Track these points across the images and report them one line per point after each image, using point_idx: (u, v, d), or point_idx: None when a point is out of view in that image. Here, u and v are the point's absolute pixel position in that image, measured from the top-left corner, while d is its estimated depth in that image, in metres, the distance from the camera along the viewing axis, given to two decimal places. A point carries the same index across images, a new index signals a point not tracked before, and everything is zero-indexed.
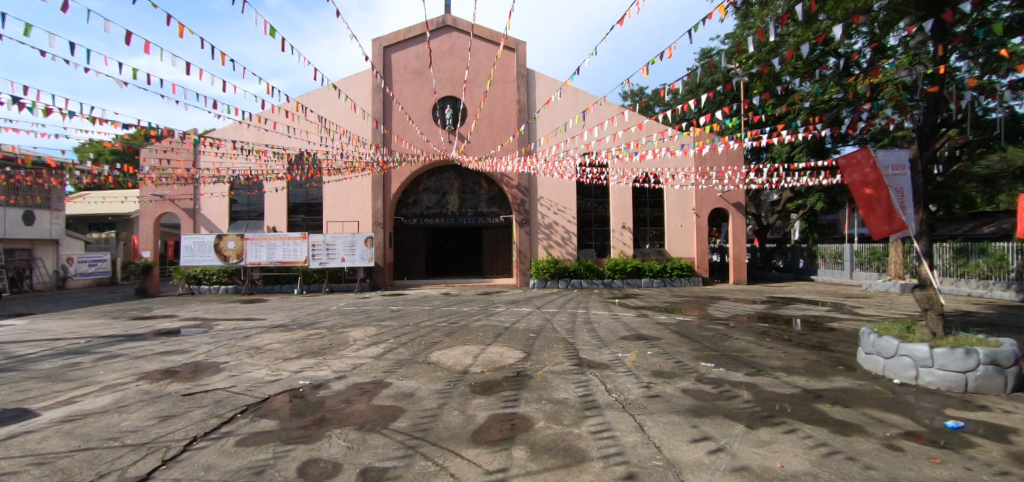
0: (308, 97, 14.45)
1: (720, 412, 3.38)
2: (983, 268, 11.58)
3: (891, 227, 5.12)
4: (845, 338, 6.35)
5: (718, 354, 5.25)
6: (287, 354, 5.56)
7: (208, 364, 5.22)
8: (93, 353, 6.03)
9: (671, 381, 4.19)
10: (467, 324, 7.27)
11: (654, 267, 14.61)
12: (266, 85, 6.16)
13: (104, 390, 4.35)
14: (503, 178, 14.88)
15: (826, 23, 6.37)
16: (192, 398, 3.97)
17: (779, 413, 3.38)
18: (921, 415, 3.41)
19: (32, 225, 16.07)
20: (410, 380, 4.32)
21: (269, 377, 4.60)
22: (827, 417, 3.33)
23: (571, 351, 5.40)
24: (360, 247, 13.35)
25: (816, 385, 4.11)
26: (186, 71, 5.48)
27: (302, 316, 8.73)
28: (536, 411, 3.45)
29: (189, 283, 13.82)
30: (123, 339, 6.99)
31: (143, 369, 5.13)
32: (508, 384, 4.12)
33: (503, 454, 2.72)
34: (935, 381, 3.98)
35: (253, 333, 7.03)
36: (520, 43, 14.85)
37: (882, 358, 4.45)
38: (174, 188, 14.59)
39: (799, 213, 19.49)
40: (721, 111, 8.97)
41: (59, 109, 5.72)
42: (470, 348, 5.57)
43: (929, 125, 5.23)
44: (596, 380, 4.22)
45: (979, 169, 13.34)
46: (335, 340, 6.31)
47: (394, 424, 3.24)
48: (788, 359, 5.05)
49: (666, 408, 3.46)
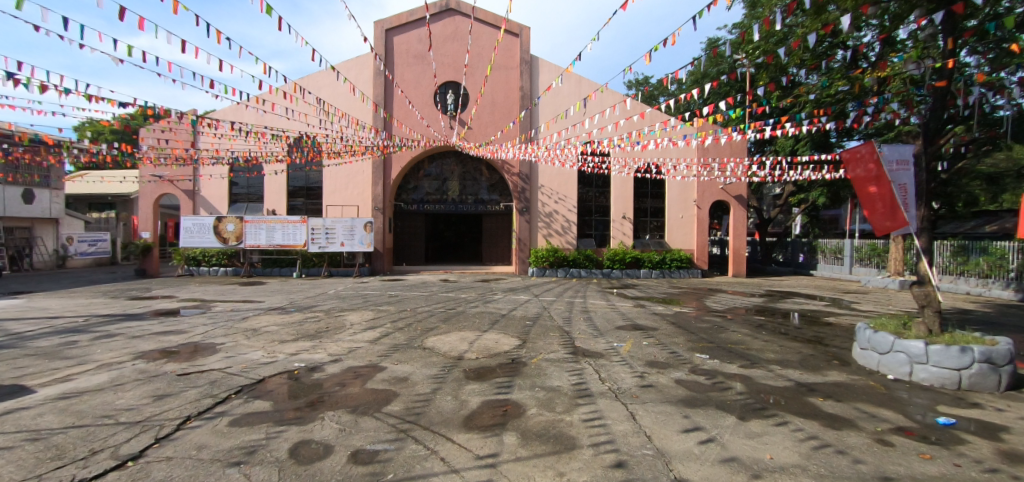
0: (308, 79, 14.30)
1: (713, 403, 3.39)
2: (983, 267, 11.55)
3: (894, 224, 5.02)
4: (841, 332, 6.36)
5: (712, 346, 5.25)
6: (284, 336, 5.58)
7: (206, 345, 5.24)
8: (92, 331, 6.07)
9: (666, 371, 4.20)
10: (464, 311, 7.30)
11: (654, 258, 14.60)
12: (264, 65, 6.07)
13: (101, 368, 4.36)
14: (504, 165, 14.80)
15: (833, 16, 6.28)
16: (187, 378, 3.98)
17: (772, 405, 3.39)
18: (913, 411, 3.42)
19: (32, 204, 16.06)
20: (405, 365, 4.33)
21: (264, 359, 4.61)
22: (819, 410, 3.34)
23: (566, 339, 5.43)
24: (360, 232, 13.30)
25: (810, 379, 4.11)
26: (182, 49, 5.37)
27: (300, 299, 8.77)
28: (529, 397, 3.46)
29: (189, 265, 13.86)
30: (121, 318, 7.02)
31: (139, 348, 5.15)
32: (502, 371, 4.14)
33: (494, 439, 2.73)
34: (929, 377, 4.00)
35: (251, 315, 7.07)
36: (523, 28, 14.61)
37: (876, 354, 4.46)
38: (174, 169, 14.47)
39: (800, 207, 19.42)
40: (727, 100, 8.74)
41: (54, 86, 5.63)
42: (466, 334, 5.59)
43: (936, 120, 5.15)
44: (590, 369, 4.23)
45: (984, 167, 13.32)
46: (332, 323, 6.33)
47: (387, 408, 3.26)
48: (783, 353, 5.05)
49: (659, 398, 3.47)
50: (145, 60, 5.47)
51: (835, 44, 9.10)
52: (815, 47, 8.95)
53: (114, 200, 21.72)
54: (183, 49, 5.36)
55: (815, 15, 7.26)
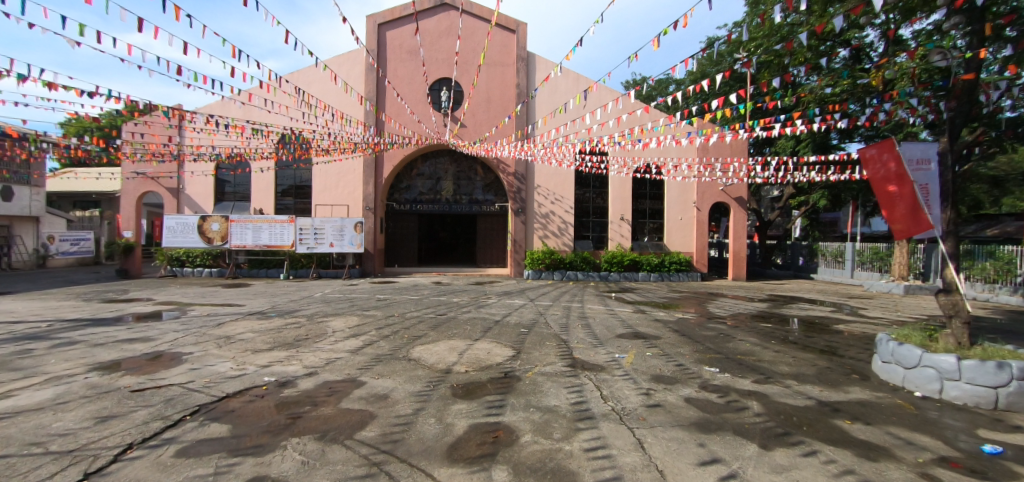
0: (298, 74, 13.86)
1: (728, 427, 3.01)
2: (989, 272, 11.30)
3: (916, 227, 4.64)
4: (855, 342, 5.98)
5: (721, 357, 4.88)
6: (259, 345, 5.15)
7: (171, 355, 4.81)
8: (52, 338, 5.62)
9: (673, 387, 3.81)
10: (454, 317, 6.90)
11: (652, 261, 14.27)
12: (233, 48, 5.49)
13: (48, 382, 3.92)
14: (500, 164, 14.45)
15: (844, 8, 5.89)
16: (140, 395, 3.56)
17: (796, 430, 3.01)
18: (951, 437, 3.07)
19: (10, 201, 15.48)
20: (386, 380, 3.92)
21: (232, 371, 4.19)
22: (847, 436, 2.97)
23: (564, 350, 5.03)
24: (349, 232, 12.86)
25: (832, 397, 3.74)
26: (140, 28, 4.87)
27: (284, 303, 8.33)
28: (523, 420, 3.06)
29: (172, 266, 13.43)
30: (88, 324, 6.56)
31: (98, 358, 4.70)
32: (493, 387, 3.74)
33: (482, 475, 2.34)
34: (962, 396, 3.64)
35: (227, 320, 6.63)
36: (520, 24, 14.27)
37: (901, 369, 4.10)
38: (156, 165, 13.99)
39: (800, 210, 19.15)
40: (736, 94, 8.32)
41: (5, 71, 5.15)
42: (455, 344, 5.18)
43: (960, 116, 4.71)
44: (591, 385, 3.83)
45: (988, 170, 13.26)
46: (313, 330, 5.90)
47: (361, 433, 2.85)
48: (797, 365, 4.68)
49: (668, 421, 3.08)
50: (99, 41, 4.96)
51: (837, 41, 8.77)
52: (812, 42, 8.69)
53: (99, 198, 21.19)
54: (142, 31, 4.86)
55: (819, 9, 6.93)
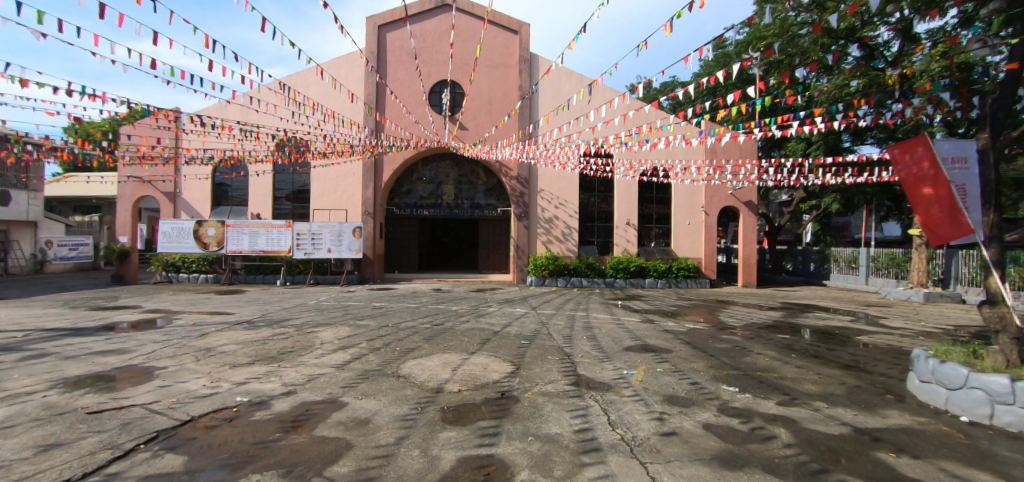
0: (296, 76, 13.63)
1: (756, 462, 2.61)
2: (1015, 278, 10.84)
3: (955, 233, 4.23)
4: (882, 356, 5.54)
5: (739, 374, 4.47)
6: (239, 359, 4.79)
7: (143, 370, 4.46)
8: (24, 350, 5.28)
9: (690, 411, 3.41)
10: (451, 327, 6.50)
11: (659, 266, 13.84)
12: (206, 37, 5.13)
13: (1, 401, 3.58)
14: (502, 168, 14.08)
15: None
16: (97, 419, 3.20)
17: (835, 466, 2.61)
18: (1017, 475, 2.64)
19: (8, 205, 15.30)
20: (371, 401, 3.55)
21: (204, 389, 3.83)
22: (896, 474, 2.55)
23: (567, 365, 4.64)
24: (348, 238, 12.54)
25: (869, 423, 3.33)
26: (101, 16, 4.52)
27: (274, 311, 7.99)
28: (519, 453, 2.67)
29: (167, 271, 13.18)
30: (66, 334, 6.23)
31: (65, 373, 4.36)
32: (488, 410, 3.36)
33: None
34: (1016, 422, 3.20)
35: (212, 330, 6.28)
36: (523, 25, 13.97)
37: (944, 389, 3.68)
38: (152, 169, 13.77)
39: (811, 214, 18.63)
40: (754, 87, 7.52)
41: None
42: (450, 358, 4.81)
43: (1003, 109, 4.23)
44: (597, 408, 3.43)
45: (1009, 173, 12.81)
46: (300, 342, 5.53)
47: (331, 469, 2.47)
48: (824, 384, 4.26)
49: (687, 454, 2.69)
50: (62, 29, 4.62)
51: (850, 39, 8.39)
52: (826, 38, 8.31)
53: (99, 203, 21.07)
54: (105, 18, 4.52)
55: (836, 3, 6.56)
